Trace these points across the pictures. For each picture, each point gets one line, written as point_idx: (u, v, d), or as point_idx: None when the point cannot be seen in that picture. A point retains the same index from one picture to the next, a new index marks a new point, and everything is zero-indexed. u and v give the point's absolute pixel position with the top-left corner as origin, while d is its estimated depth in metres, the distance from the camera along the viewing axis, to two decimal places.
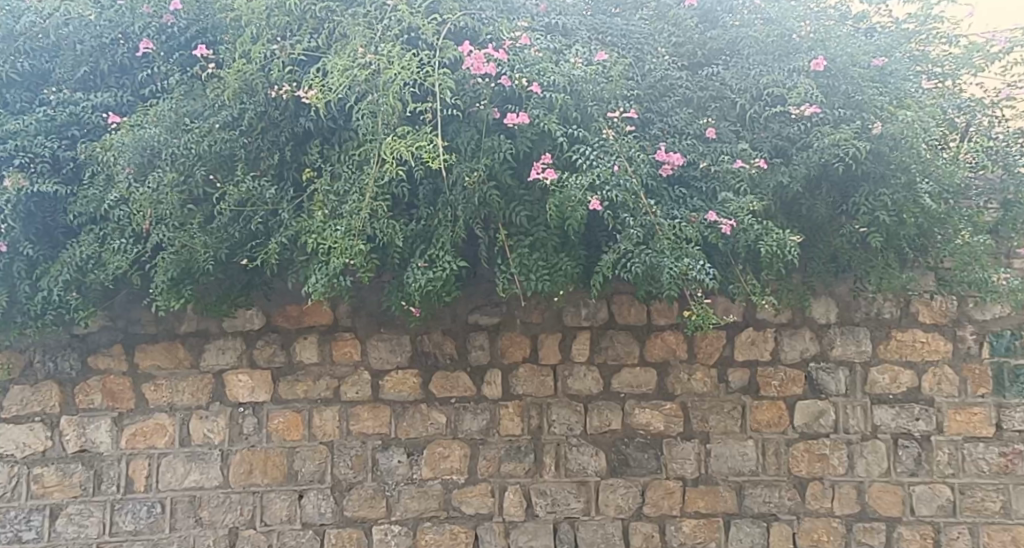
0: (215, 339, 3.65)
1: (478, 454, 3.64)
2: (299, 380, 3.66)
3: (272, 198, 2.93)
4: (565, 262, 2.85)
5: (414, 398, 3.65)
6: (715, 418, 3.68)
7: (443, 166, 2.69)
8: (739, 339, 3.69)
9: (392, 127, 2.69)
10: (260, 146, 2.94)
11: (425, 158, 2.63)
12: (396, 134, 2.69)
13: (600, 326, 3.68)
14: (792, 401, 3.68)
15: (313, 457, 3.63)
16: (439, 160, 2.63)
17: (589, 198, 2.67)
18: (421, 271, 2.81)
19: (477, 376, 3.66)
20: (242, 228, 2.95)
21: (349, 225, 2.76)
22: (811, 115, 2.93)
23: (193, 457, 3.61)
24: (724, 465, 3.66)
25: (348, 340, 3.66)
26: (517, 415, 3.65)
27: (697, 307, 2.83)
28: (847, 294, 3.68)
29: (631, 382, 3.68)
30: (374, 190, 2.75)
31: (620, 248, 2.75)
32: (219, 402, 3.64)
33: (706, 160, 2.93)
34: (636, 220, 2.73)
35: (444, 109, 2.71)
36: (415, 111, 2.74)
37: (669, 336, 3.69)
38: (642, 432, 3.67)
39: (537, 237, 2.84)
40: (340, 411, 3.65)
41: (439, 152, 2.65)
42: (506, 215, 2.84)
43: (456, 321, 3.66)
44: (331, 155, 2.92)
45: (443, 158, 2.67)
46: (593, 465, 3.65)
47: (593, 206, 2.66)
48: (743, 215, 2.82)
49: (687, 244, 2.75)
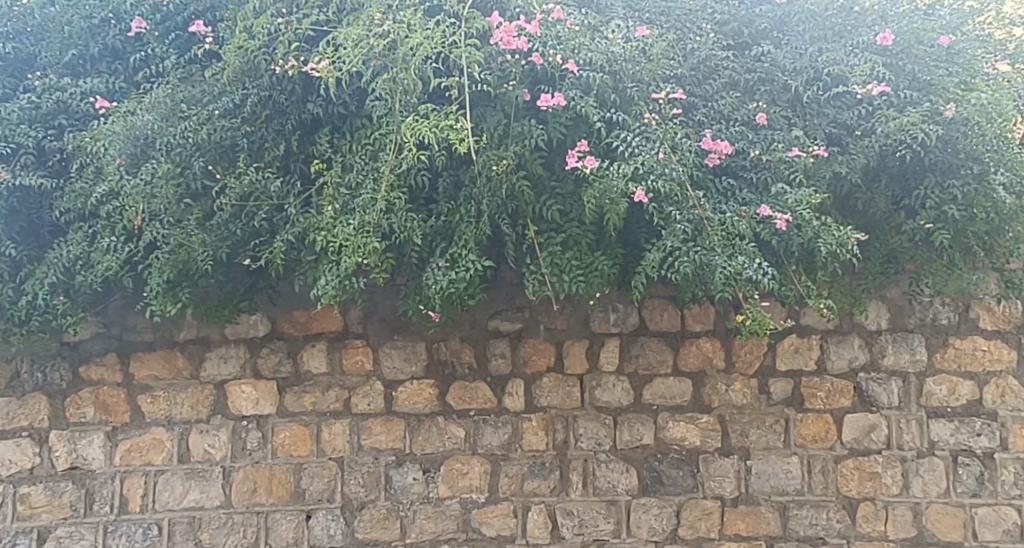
0: (216, 347, 3.39)
1: (498, 471, 3.36)
2: (306, 391, 3.39)
3: (277, 192, 2.67)
4: (600, 262, 2.61)
5: (431, 411, 3.38)
6: (756, 433, 3.39)
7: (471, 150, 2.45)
8: (781, 347, 3.41)
9: (412, 106, 2.44)
10: (264, 135, 2.69)
11: (452, 140, 2.38)
12: (416, 113, 2.44)
13: (631, 333, 3.40)
14: (840, 414, 3.39)
15: (322, 474, 3.36)
16: (467, 143, 2.39)
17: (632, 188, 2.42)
18: (442, 272, 2.56)
19: (498, 387, 3.39)
20: (244, 225, 2.68)
21: (362, 220, 2.50)
22: (879, 95, 2.68)
23: (192, 475, 3.34)
24: (767, 483, 3.37)
25: (359, 347, 3.39)
26: (541, 429, 3.37)
27: (749, 311, 2.54)
28: (899, 298, 3.39)
29: (664, 394, 3.39)
30: (390, 179, 2.50)
31: (665, 245, 2.47)
32: (220, 415, 3.37)
33: (756, 149, 2.67)
34: (683, 214, 2.46)
35: (472, 85, 2.45)
36: (439, 87, 2.50)
37: (704, 344, 3.41)
38: (677, 447, 3.38)
39: (570, 234, 2.59)
40: (350, 425, 3.37)
41: (468, 134, 2.40)
42: (535, 209, 2.58)
43: (475, 326, 3.39)
44: (343, 145, 2.66)
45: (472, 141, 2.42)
46: (623, 484, 3.36)
47: (638, 199, 2.41)
48: (802, 209, 2.56)
49: (741, 240, 2.46)
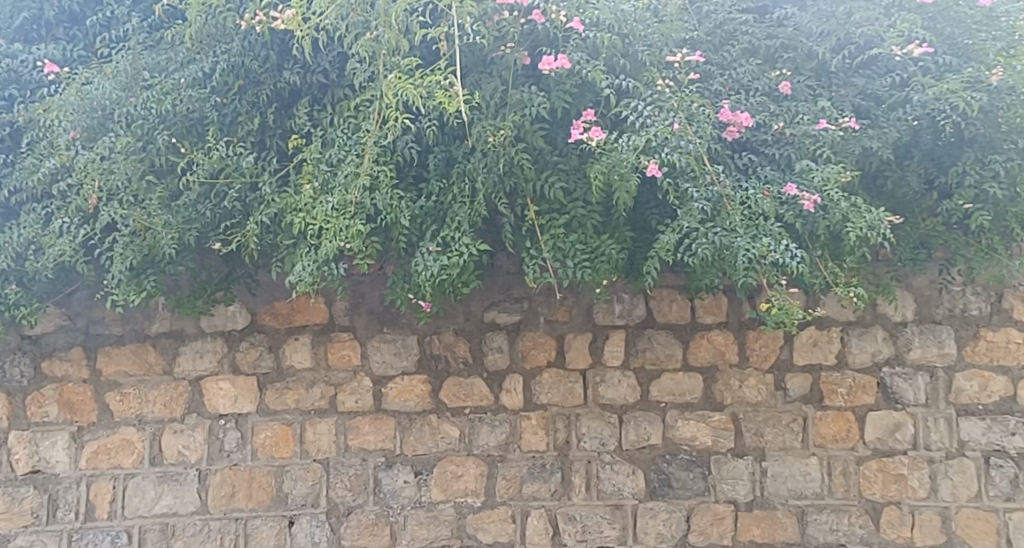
0: (191, 340, 3.14)
1: (496, 473, 3.12)
2: (288, 388, 3.14)
3: (250, 169, 2.43)
4: (608, 246, 2.37)
5: (422, 409, 3.13)
6: (772, 432, 3.15)
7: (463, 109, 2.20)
8: (798, 341, 3.17)
9: (397, 65, 2.22)
10: (237, 108, 2.45)
11: (439, 97, 2.13)
12: (401, 70, 2.22)
13: (637, 325, 3.16)
14: (862, 412, 3.15)
15: (305, 477, 3.11)
16: (456, 101, 2.13)
17: (644, 163, 2.18)
18: (433, 257, 2.34)
19: (495, 383, 3.14)
20: (214, 207, 2.45)
21: (343, 200, 2.28)
22: (922, 56, 2.44)
23: (165, 479, 3.10)
24: (784, 486, 3.13)
25: (345, 341, 3.14)
26: (541, 428, 3.12)
27: (774, 299, 2.27)
28: (926, 287, 3.16)
29: (673, 390, 3.15)
30: (374, 151, 2.29)
31: (680, 226, 2.22)
32: (196, 414, 3.13)
33: (780, 122, 2.42)
34: (700, 192, 2.20)
35: (462, 36, 2.21)
36: (427, 40, 2.28)
37: (716, 337, 3.16)
38: (687, 448, 3.14)
39: (574, 216, 2.36)
40: (336, 425, 3.13)
41: (456, 91, 2.16)
42: (536, 187, 2.35)
43: (470, 319, 3.15)
44: (323, 118, 2.43)
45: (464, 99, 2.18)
46: (629, 487, 3.12)
47: (652, 173, 2.16)
48: (831, 188, 2.31)
49: (766, 220, 2.21)
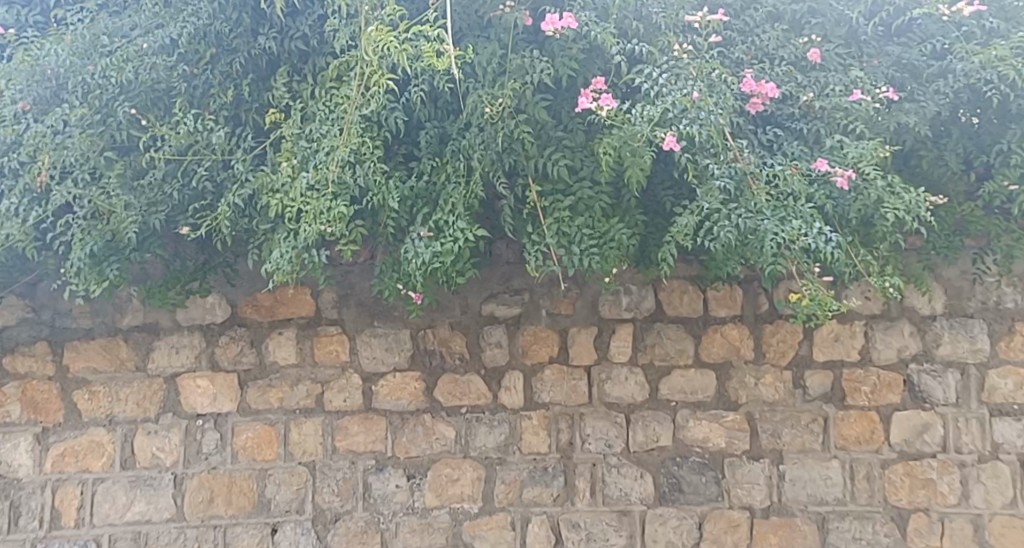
0: (166, 335, 2.91)
1: (494, 477, 2.89)
2: (271, 386, 2.91)
3: (221, 146, 2.22)
4: (618, 231, 2.15)
5: (415, 408, 2.90)
6: (791, 433, 2.92)
7: (454, 67, 1.99)
8: (819, 335, 2.94)
9: (378, 18, 2.05)
10: (209, 79, 2.24)
11: (426, 55, 1.94)
12: (382, 22, 2.04)
13: (646, 318, 2.93)
14: (888, 412, 2.93)
15: (290, 481, 2.89)
16: (446, 59, 1.94)
17: (660, 137, 1.95)
18: (425, 243, 2.14)
19: (493, 381, 2.92)
20: (182, 187, 2.24)
21: (322, 178, 2.09)
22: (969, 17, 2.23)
23: (138, 483, 2.87)
24: (803, 491, 2.91)
25: (333, 336, 2.92)
26: (542, 429, 2.90)
27: (803, 288, 2.01)
28: (957, 278, 2.93)
29: (684, 388, 2.92)
30: (355, 124, 2.09)
31: (701, 207, 1.98)
32: (171, 414, 2.90)
33: (809, 93, 2.18)
34: (722, 169, 1.98)
35: None
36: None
37: (730, 332, 2.94)
38: (698, 450, 2.92)
39: (580, 197, 2.14)
40: (323, 425, 2.90)
41: (447, 50, 1.96)
42: (538, 165, 2.13)
43: (467, 311, 2.92)
44: (303, 90, 2.22)
45: (455, 55, 1.99)
46: (636, 492, 2.90)
47: (669, 147, 1.93)
48: (867, 164, 2.08)
49: (795, 201, 1.98)
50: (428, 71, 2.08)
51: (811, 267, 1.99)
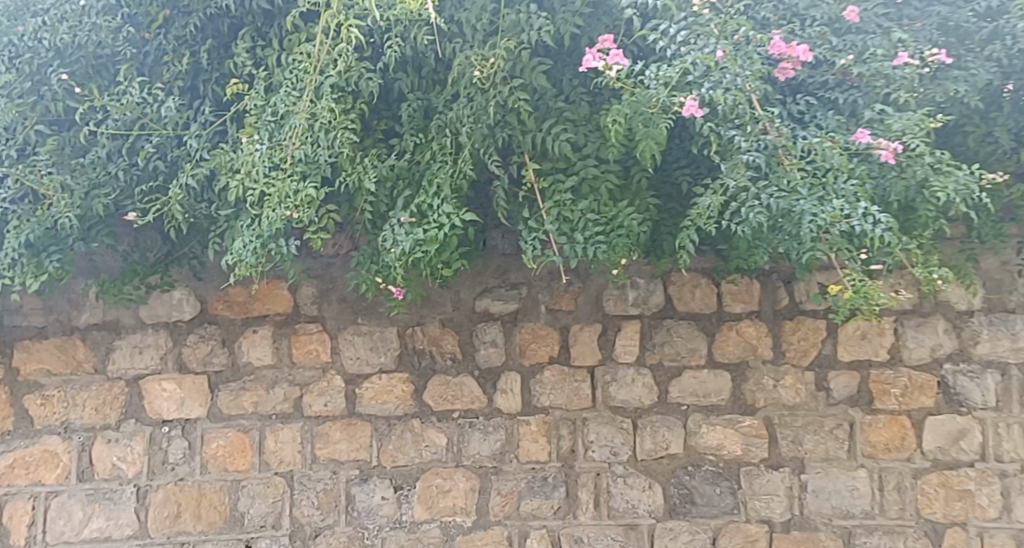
0: (129, 333, 2.64)
1: (489, 488, 2.62)
2: (244, 389, 2.64)
3: (173, 120, 1.96)
4: (628, 216, 1.88)
5: (403, 413, 2.63)
6: (813, 440, 2.65)
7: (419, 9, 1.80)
8: (845, 333, 2.67)
9: None
10: (162, 45, 1.97)
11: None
12: None
13: (654, 315, 2.66)
14: (920, 416, 2.65)
15: (264, 494, 2.62)
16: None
17: (679, 102, 1.68)
18: (405, 230, 1.89)
19: (488, 383, 2.64)
20: (129, 167, 1.98)
21: (286, 155, 1.86)
22: None
23: (97, 497, 2.60)
24: (827, 504, 2.64)
25: (313, 334, 2.64)
26: (541, 435, 2.63)
27: (846, 279, 1.73)
28: (997, 270, 2.66)
29: (697, 391, 2.65)
30: (315, 87, 1.85)
31: (726, 185, 1.71)
32: (134, 420, 2.63)
33: (846, 57, 1.89)
34: (749, 143, 1.70)
35: None
36: None
37: (747, 329, 2.66)
38: (712, 458, 2.65)
39: (584, 177, 1.87)
40: (301, 432, 2.63)
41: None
42: (536, 140, 1.86)
43: (459, 308, 2.65)
44: (269, 57, 1.94)
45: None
46: (644, 504, 2.62)
47: (689, 112, 1.66)
48: (913, 135, 1.81)
49: (835, 177, 1.70)
50: (406, 19, 1.84)
51: (855, 255, 1.72)
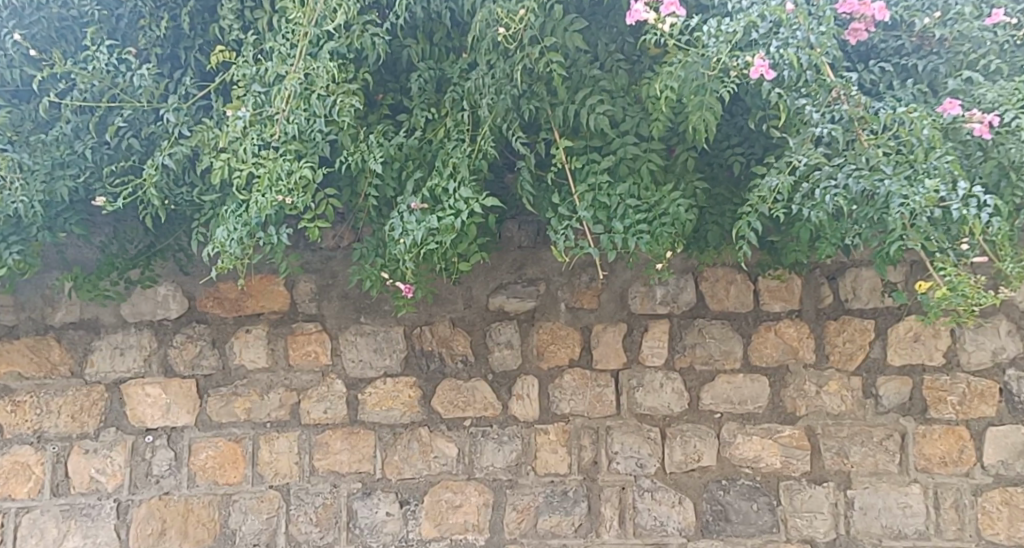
0: (109, 333, 2.35)
1: (502, 503, 2.31)
2: (236, 394, 2.35)
3: (150, 92, 1.71)
4: (673, 202, 1.63)
5: (410, 421, 2.33)
6: (860, 452, 2.29)
7: None
8: (896, 334, 2.29)
9: None
10: (138, 6, 1.72)
11: None
12: None
13: (684, 314, 2.33)
14: (980, 427, 2.26)
15: (258, 509, 2.32)
16: None
17: (746, 62, 1.44)
18: (416, 218, 1.65)
19: (503, 388, 2.33)
20: (98, 145, 1.75)
21: (280, 132, 1.62)
22: None
23: (72, 513, 2.31)
24: (877, 523, 2.27)
25: (311, 334, 2.35)
26: (561, 446, 2.31)
27: (937, 274, 1.51)
28: None
29: (732, 398, 2.31)
30: (307, 49, 1.62)
31: (795, 163, 1.49)
32: (115, 428, 2.34)
33: (927, 17, 1.62)
34: (822, 115, 1.47)
35: None
36: None
37: (787, 330, 2.31)
38: (748, 471, 2.30)
39: (622, 155, 1.63)
40: (299, 441, 2.34)
41: None
42: (567, 113, 1.61)
43: (471, 306, 2.35)
44: (260, 20, 1.69)
45: None
46: (673, 522, 2.29)
47: (758, 73, 1.42)
48: (1012, 105, 1.54)
49: (926, 152, 1.44)
50: None
51: (951, 247, 1.47)
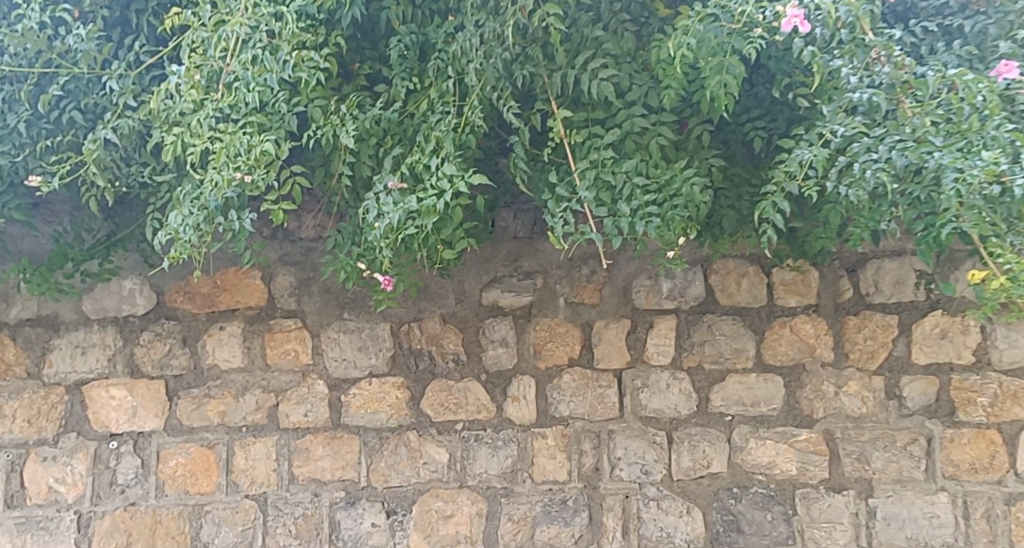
0: (69, 330, 2.15)
1: (497, 513, 2.11)
2: (207, 396, 2.14)
3: (93, 58, 1.53)
4: (685, 180, 1.44)
5: (398, 424, 2.13)
6: (882, 458, 2.06)
7: None
8: (920, 330, 2.06)
9: None
10: None
11: None
12: None
13: (693, 309, 2.12)
14: (1013, 431, 2.02)
15: (232, 521, 2.12)
16: None
17: (776, 14, 1.31)
18: (393, 199, 1.46)
19: (497, 389, 2.14)
20: (36, 118, 1.56)
21: (240, 101, 1.42)
22: None
23: (28, 528, 2.09)
24: (901, 534, 2.04)
25: (290, 331, 2.16)
26: (560, 451, 2.11)
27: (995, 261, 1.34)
28: None
29: (743, 400, 2.10)
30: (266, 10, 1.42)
31: (829, 135, 1.36)
32: (76, 434, 2.13)
33: None
34: (860, 79, 1.34)
35: None
36: None
37: (803, 326, 2.10)
38: (762, 479, 2.09)
39: (630, 128, 1.44)
40: (277, 446, 2.14)
41: None
42: (566, 80, 1.42)
43: (463, 301, 2.15)
44: None
45: None
46: (681, 534, 2.08)
47: (791, 25, 1.28)
48: None
49: (979, 122, 1.33)
50: None
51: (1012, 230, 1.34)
